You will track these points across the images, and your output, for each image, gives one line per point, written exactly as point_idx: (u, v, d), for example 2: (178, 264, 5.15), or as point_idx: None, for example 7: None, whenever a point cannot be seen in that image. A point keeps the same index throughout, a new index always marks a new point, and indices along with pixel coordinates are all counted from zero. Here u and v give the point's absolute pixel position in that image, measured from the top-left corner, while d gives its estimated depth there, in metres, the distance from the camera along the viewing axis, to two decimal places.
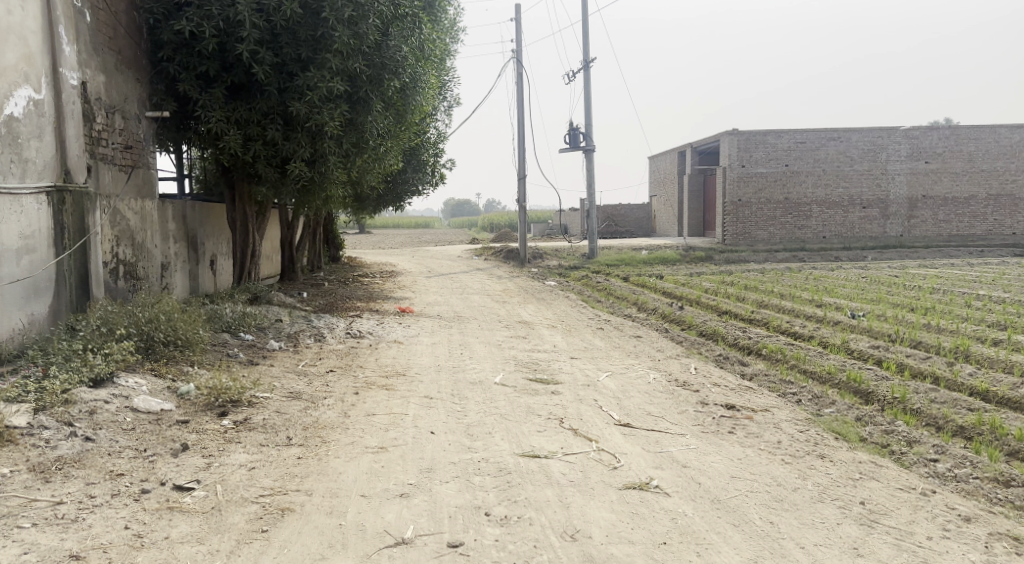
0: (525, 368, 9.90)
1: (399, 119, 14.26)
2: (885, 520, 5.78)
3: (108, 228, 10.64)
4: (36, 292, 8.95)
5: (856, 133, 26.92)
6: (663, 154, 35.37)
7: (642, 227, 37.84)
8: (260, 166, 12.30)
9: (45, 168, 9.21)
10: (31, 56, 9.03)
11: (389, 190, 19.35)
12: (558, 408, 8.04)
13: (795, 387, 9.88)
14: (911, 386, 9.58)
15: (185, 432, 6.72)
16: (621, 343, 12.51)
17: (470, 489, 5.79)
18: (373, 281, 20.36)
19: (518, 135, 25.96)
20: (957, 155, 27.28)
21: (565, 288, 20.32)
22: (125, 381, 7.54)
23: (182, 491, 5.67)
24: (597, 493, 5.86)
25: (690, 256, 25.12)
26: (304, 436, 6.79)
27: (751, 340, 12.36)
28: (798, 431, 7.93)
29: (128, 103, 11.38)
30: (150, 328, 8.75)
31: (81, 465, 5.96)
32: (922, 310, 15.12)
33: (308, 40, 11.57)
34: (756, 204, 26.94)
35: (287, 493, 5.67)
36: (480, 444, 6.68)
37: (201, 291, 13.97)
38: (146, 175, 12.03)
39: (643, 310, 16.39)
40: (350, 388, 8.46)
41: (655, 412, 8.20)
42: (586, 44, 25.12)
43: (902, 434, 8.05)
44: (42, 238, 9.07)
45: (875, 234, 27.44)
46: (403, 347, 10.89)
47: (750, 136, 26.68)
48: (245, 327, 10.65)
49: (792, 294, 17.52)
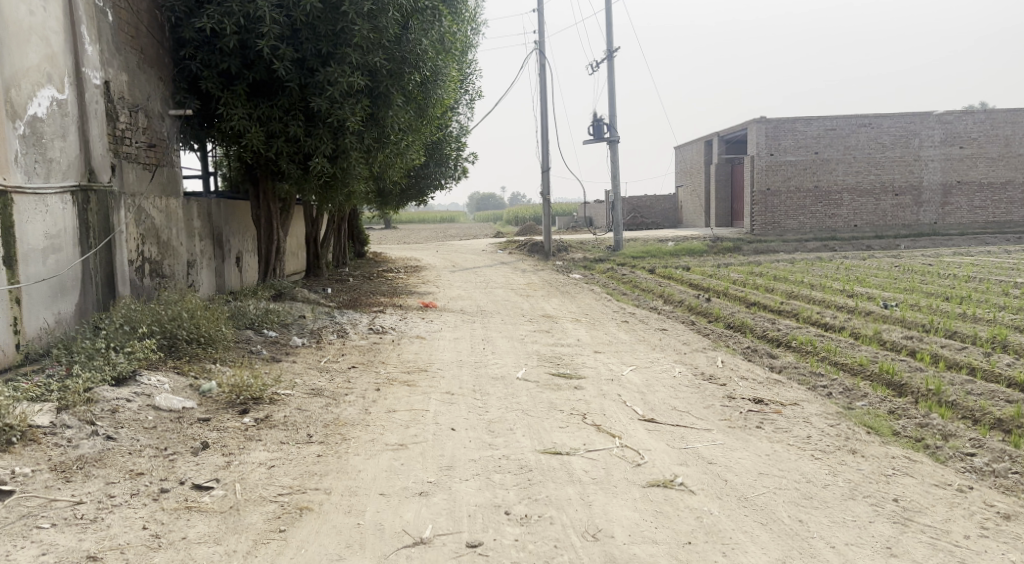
0: (548, 363, 9.81)
1: (421, 113, 14.22)
2: (919, 518, 5.63)
3: (133, 227, 10.69)
4: (63, 291, 8.99)
5: (886, 120, 26.48)
6: (688, 144, 35.04)
7: (668, 219, 37.53)
8: (283, 163, 12.30)
9: (70, 168, 9.25)
10: (54, 56, 9.06)
11: (412, 185, 19.32)
12: (581, 403, 7.95)
13: (825, 380, 9.71)
14: (946, 378, 9.38)
15: (206, 430, 6.70)
16: (646, 336, 12.39)
17: (490, 487, 5.71)
18: (397, 276, 20.34)
19: (542, 127, 25.83)
20: (991, 140, 26.76)
21: (591, 281, 20.17)
22: (148, 379, 7.55)
23: (201, 490, 5.65)
24: (620, 491, 5.76)
25: (717, 247, 24.85)
26: (324, 434, 6.75)
27: (780, 332, 12.19)
28: (829, 426, 7.77)
29: (152, 101, 11.40)
30: (172, 326, 8.76)
31: (101, 464, 5.96)
32: (956, 299, 14.82)
33: (328, 35, 11.53)
34: (784, 194, 26.61)
35: (306, 492, 5.63)
36: (501, 441, 6.60)
37: (226, 288, 14.02)
38: (171, 173, 12.06)
39: (670, 302, 16.23)
40: (372, 384, 8.42)
41: (681, 407, 8.08)
42: (609, 34, 24.90)
43: (937, 427, 7.88)
44: (68, 237, 9.12)
45: (907, 222, 27.00)
46: (426, 342, 10.85)
47: (777, 125, 26.35)
48: (269, 324, 10.64)
49: (821, 284, 17.28)
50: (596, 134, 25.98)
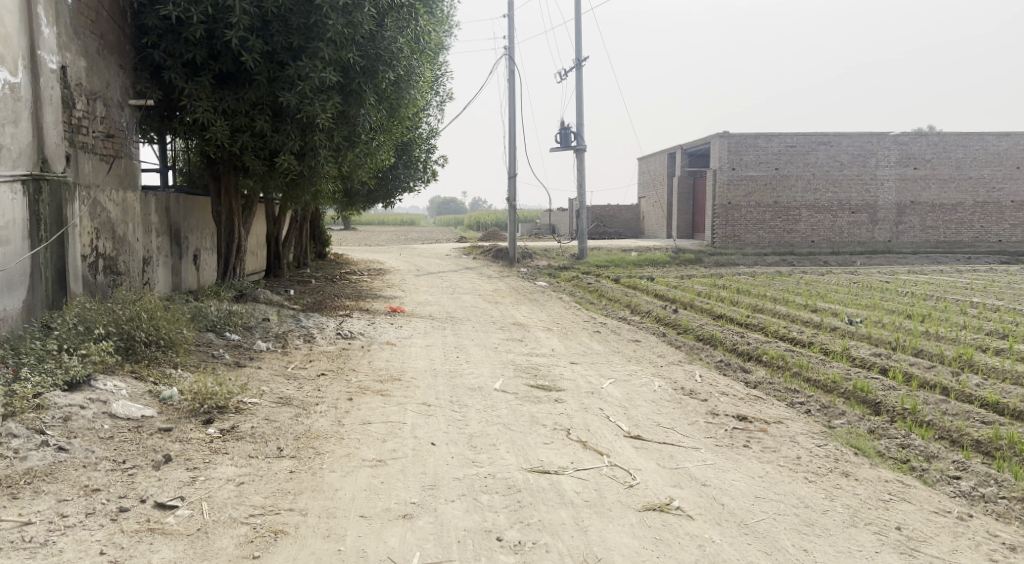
0: (525, 374, 9.45)
1: (392, 113, 13.81)
2: (926, 548, 5.39)
3: (87, 220, 10.15)
4: (10, 286, 8.45)
5: (848, 138, 26.65)
6: (653, 155, 34.99)
7: (631, 229, 37.45)
8: (248, 158, 11.83)
9: (21, 155, 8.70)
10: (8, 37, 8.51)
11: (379, 186, 18.86)
12: (563, 418, 7.62)
13: (802, 397, 9.48)
14: (921, 397, 9.20)
15: (168, 442, 6.24)
16: (620, 348, 12.10)
17: (478, 510, 5.35)
18: (360, 279, 19.85)
19: (509, 132, 25.55)
20: (946, 162, 27.07)
21: (557, 289, 19.88)
22: (103, 384, 7.06)
23: (165, 509, 5.19)
24: (615, 515, 5.43)
25: (680, 258, 24.78)
26: (296, 447, 6.33)
27: (752, 346, 11.99)
28: (816, 446, 7.49)
29: (111, 90, 10.86)
30: (130, 326, 8.25)
31: (52, 478, 5.47)
32: (919, 317, 14.78)
33: (300, 28, 11.09)
34: (747, 207, 26.66)
35: (280, 512, 5.21)
36: (486, 458, 6.24)
37: (183, 287, 13.45)
38: (129, 165, 11.50)
39: (637, 312, 16.00)
40: (344, 393, 8.00)
41: (666, 423, 7.78)
42: (579, 41, 24.73)
43: (920, 449, 7.62)
44: (17, 229, 8.57)
45: (864, 239, 27.20)
46: (396, 349, 10.43)
47: (741, 139, 26.39)
48: (231, 327, 10.16)
49: (785, 298, 17.20)
50: (563, 141, 25.77)
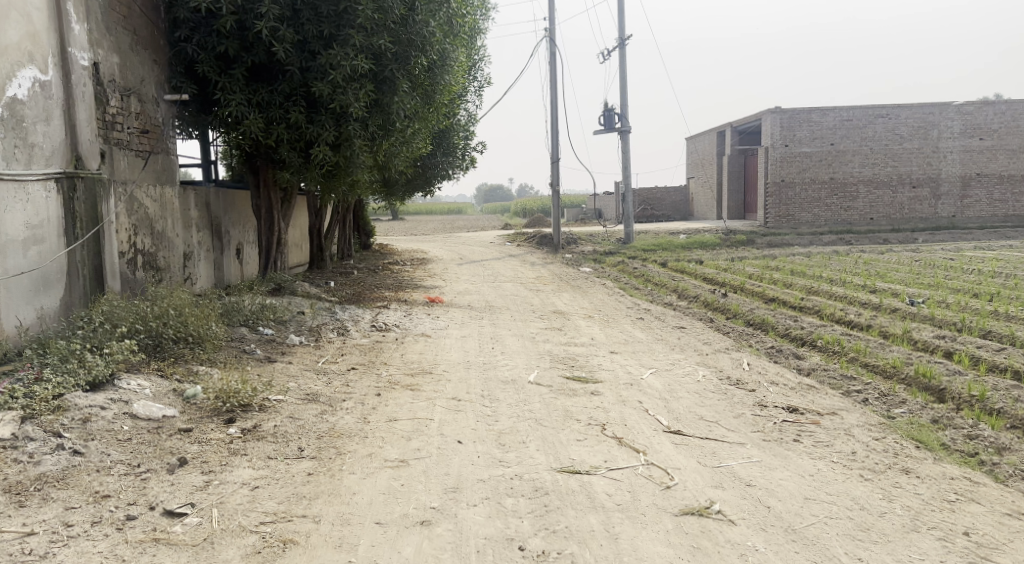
0: (562, 365, 9.11)
1: (427, 99, 13.53)
2: (998, 557, 4.93)
3: (124, 217, 10.05)
4: (46, 285, 8.34)
5: (906, 110, 25.61)
6: (700, 135, 34.20)
7: (680, 211, 36.75)
8: (283, 150, 11.63)
9: (54, 154, 8.58)
10: (37, 34, 8.38)
11: (418, 174, 18.64)
12: (599, 412, 7.27)
13: (859, 385, 8.96)
14: (990, 383, 8.63)
15: (187, 443, 6.06)
16: (664, 335, 11.68)
17: (502, 515, 5.06)
18: (403, 269, 19.67)
19: (552, 116, 25.10)
20: (1013, 132, 25.90)
21: (603, 275, 19.44)
22: (127, 383, 6.89)
23: (173, 517, 5.05)
24: (650, 521, 5.09)
25: (730, 240, 24.10)
26: (317, 447, 6.09)
27: (805, 331, 11.47)
28: (874, 439, 7.00)
29: (145, 85, 10.74)
30: (158, 324, 8.09)
31: (63, 485, 5.36)
32: (986, 296, 14.03)
33: (331, 15, 10.83)
34: (800, 186, 25.85)
35: (292, 519, 5.01)
36: (513, 458, 5.92)
37: (226, 281, 13.36)
38: (166, 161, 11.40)
39: (684, 297, 15.49)
40: (373, 389, 7.76)
41: (709, 417, 7.36)
42: (621, 21, 24.15)
43: (990, 440, 7.11)
44: (52, 228, 8.47)
45: (925, 215, 26.17)
46: (432, 341, 10.18)
47: (793, 115, 25.55)
48: (264, 321, 9.99)
49: (842, 279, 16.54)
50: (607, 124, 25.25)
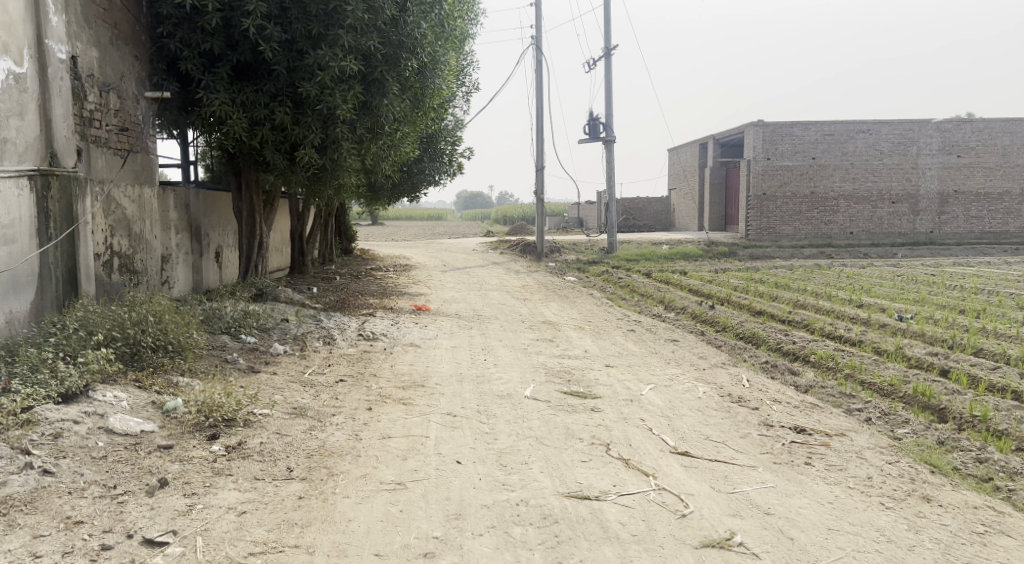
0: (557, 379, 8.75)
1: (416, 103, 13.17)
2: None
3: (100, 217, 9.61)
4: (16, 287, 7.89)
5: (889, 125, 25.60)
6: (683, 145, 34.08)
7: (662, 222, 36.60)
8: (268, 153, 11.21)
9: (27, 149, 8.13)
10: (12, 25, 7.93)
11: (404, 180, 18.26)
12: (601, 430, 6.94)
13: (859, 404, 8.68)
14: (991, 403, 8.36)
15: (168, 461, 5.67)
16: (658, 348, 11.36)
17: (510, 547, 4.81)
18: (387, 276, 19.23)
19: (537, 123, 24.80)
20: (991, 149, 25.94)
21: (588, 284, 19.15)
22: (102, 395, 6.47)
23: (153, 547, 4.72)
24: (668, 554, 4.85)
25: (713, 251, 23.87)
26: (307, 467, 5.72)
27: (797, 345, 11.19)
28: (887, 463, 6.72)
29: (125, 82, 10.30)
30: (136, 332, 7.66)
31: (31, 509, 4.97)
32: (973, 313, 13.86)
33: (319, 15, 10.40)
34: (783, 198, 25.72)
35: (284, 550, 4.71)
36: (517, 480, 5.59)
37: (204, 286, 12.90)
38: (144, 160, 10.95)
39: (672, 309, 15.21)
40: (363, 403, 7.37)
41: (715, 437, 7.05)
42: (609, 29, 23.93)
43: (1000, 464, 6.84)
44: (24, 227, 8.01)
45: (905, 230, 26.14)
46: (420, 352, 9.79)
47: (777, 128, 25.47)
48: (247, 328, 9.56)
49: (827, 293, 16.33)
50: (591, 132, 25.01)
